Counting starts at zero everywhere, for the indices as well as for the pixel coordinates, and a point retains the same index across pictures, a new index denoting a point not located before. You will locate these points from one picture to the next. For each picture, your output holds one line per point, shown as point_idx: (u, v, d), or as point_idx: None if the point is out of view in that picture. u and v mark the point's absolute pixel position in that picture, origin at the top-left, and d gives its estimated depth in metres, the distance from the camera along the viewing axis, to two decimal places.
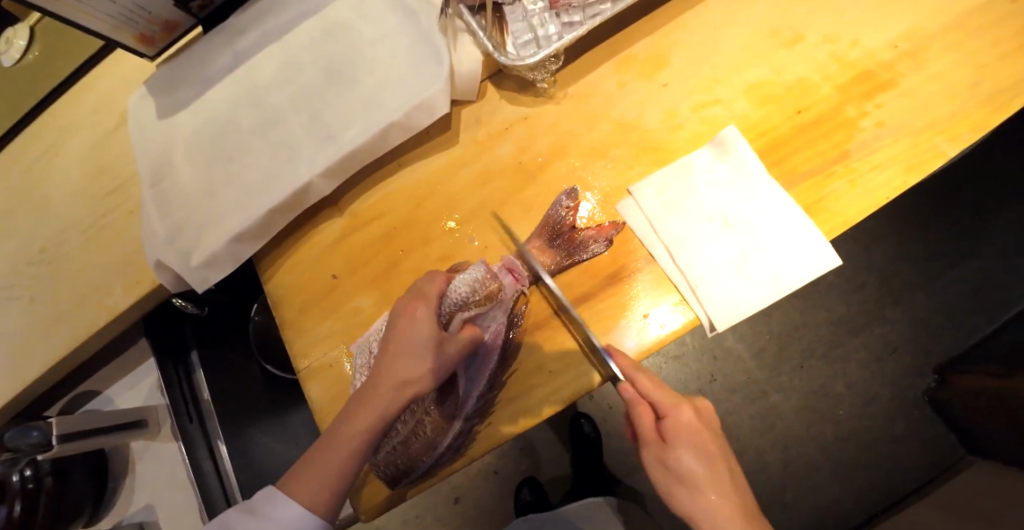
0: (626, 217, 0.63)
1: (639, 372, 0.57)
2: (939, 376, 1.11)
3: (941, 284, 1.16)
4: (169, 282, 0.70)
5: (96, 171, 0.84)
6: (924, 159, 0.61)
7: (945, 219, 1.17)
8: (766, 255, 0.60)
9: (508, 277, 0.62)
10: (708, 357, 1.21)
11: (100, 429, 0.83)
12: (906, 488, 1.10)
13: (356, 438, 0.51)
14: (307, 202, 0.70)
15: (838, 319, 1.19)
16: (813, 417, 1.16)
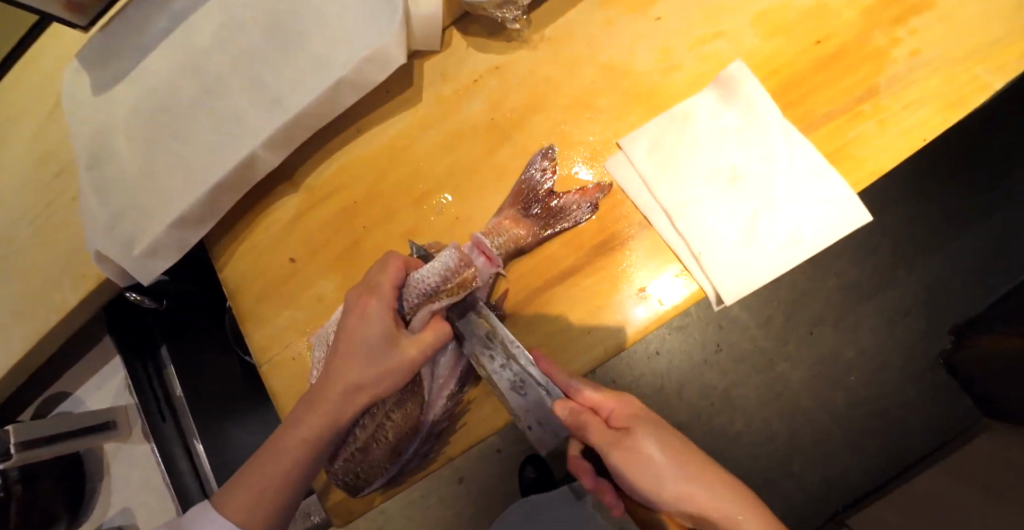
0: (615, 177, 0.55)
1: (572, 383, 0.51)
2: (956, 338, 1.05)
3: (959, 242, 1.09)
4: (113, 275, 0.64)
5: (37, 157, 0.76)
6: (966, 94, 0.51)
7: (964, 173, 1.10)
8: (779, 214, 0.51)
9: (479, 259, 0.54)
10: (712, 326, 1.16)
11: (66, 433, 0.76)
12: (914, 458, 1.06)
13: (300, 444, 0.50)
14: (254, 176, 0.62)
15: (849, 283, 1.13)
16: (822, 385, 1.11)
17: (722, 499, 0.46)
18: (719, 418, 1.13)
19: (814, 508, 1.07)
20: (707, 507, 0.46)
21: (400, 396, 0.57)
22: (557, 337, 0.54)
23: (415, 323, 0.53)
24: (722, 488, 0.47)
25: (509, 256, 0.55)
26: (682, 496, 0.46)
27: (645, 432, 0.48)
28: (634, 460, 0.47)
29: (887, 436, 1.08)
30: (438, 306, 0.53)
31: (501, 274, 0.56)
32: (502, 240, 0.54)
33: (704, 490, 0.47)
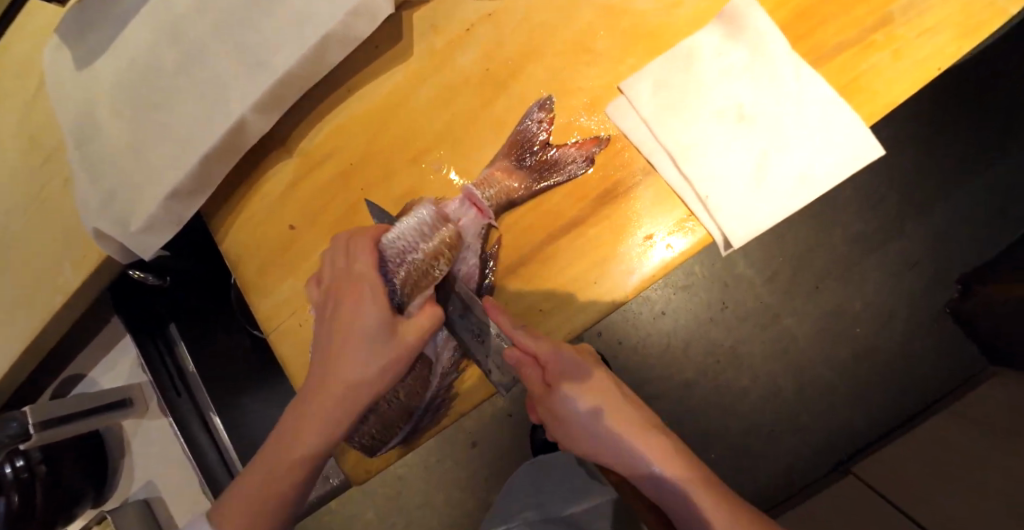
0: (617, 122, 0.53)
1: (516, 331, 0.51)
2: (962, 287, 1.08)
3: (964, 190, 1.10)
4: (115, 253, 0.63)
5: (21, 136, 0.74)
6: (983, 20, 0.48)
7: (973, 119, 1.09)
8: (790, 152, 0.49)
9: (470, 211, 0.54)
10: (718, 284, 1.17)
11: (83, 413, 0.77)
12: (916, 408, 1.10)
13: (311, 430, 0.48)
14: (246, 143, 0.60)
15: (855, 236, 1.14)
16: (828, 338, 1.14)
17: (640, 448, 0.56)
18: (725, 374, 1.17)
19: (815, 461, 1.12)
20: (626, 455, 0.56)
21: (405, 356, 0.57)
22: (561, 290, 0.53)
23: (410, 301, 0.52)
24: (644, 439, 0.57)
25: (500, 210, 0.55)
26: (602, 443, 0.58)
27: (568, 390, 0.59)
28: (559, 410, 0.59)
29: (891, 385, 1.11)
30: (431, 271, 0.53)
31: (494, 226, 0.55)
32: (496, 192, 0.54)
33: (625, 439, 0.57)
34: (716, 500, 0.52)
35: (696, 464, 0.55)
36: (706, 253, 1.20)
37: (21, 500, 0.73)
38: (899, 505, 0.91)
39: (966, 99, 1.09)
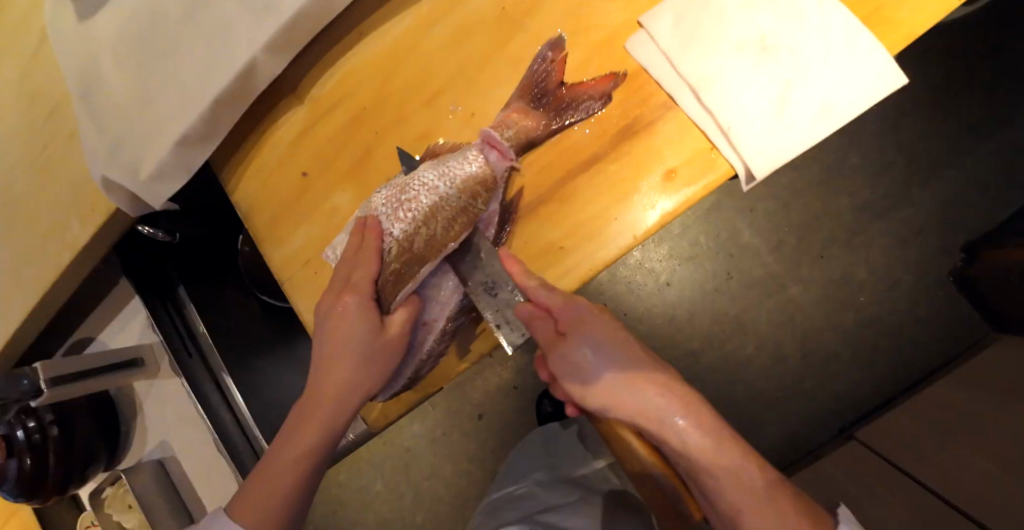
0: (638, 57, 0.52)
1: (528, 282, 0.51)
2: (966, 254, 1.08)
3: (971, 156, 1.09)
4: (125, 205, 0.62)
5: (22, 93, 0.71)
6: None
7: (980, 82, 1.08)
8: (813, 82, 0.49)
9: (491, 154, 0.53)
10: (722, 254, 1.18)
11: (94, 371, 0.77)
12: (919, 375, 1.11)
13: (335, 373, 0.50)
14: (256, 88, 0.59)
15: (860, 204, 1.14)
16: (833, 306, 1.15)
17: (662, 405, 0.49)
18: (730, 343, 1.18)
19: (818, 429, 1.14)
20: (646, 413, 0.49)
21: (398, 295, 0.53)
22: (581, 225, 0.53)
23: (417, 246, 0.52)
24: (667, 393, 0.49)
25: (518, 151, 0.53)
26: (620, 400, 0.49)
27: (580, 337, 0.51)
28: (569, 359, 0.51)
29: (895, 352, 1.12)
30: (451, 214, 0.52)
31: (516, 169, 0.54)
32: (513, 132, 0.52)
33: (645, 395, 0.49)
34: (739, 459, 0.48)
35: (720, 422, 0.49)
36: (711, 223, 1.20)
37: (35, 463, 0.73)
38: (902, 465, 0.92)
39: (972, 62, 1.08)
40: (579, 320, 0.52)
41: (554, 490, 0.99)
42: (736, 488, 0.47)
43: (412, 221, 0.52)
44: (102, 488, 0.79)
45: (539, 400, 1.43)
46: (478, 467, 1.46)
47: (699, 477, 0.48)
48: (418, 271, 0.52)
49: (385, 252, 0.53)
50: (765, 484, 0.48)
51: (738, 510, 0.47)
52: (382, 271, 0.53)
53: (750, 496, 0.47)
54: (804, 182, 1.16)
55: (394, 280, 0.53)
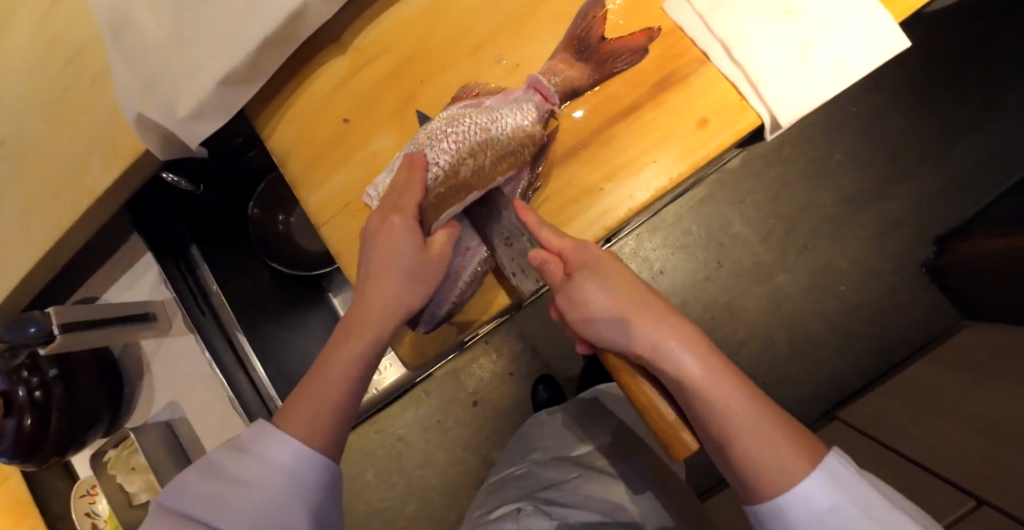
0: (673, 16, 0.57)
1: (541, 230, 0.53)
2: (938, 246, 1.15)
3: (946, 156, 1.16)
4: (153, 147, 0.60)
5: (37, 34, 0.69)
6: None
7: (956, 86, 1.16)
8: (831, 41, 0.54)
9: (534, 95, 0.57)
10: (713, 245, 1.24)
11: (105, 324, 0.74)
12: (896, 360, 1.18)
13: (385, 300, 0.53)
14: (303, 32, 0.60)
15: (843, 198, 1.21)
16: (818, 294, 1.21)
17: (660, 338, 0.45)
18: (721, 329, 1.23)
19: (803, 411, 1.19)
20: (644, 346, 0.45)
21: (441, 216, 0.56)
22: (620, 168, 0.57)
23: (463, 175, 0.55)
24: (663, 325, 0.46)
25: (564, 98, 0.57)
26: (615, 331, 0.47)
27: (586, 276, 0.50)
28: (574, 297, 0.50)
29: (874, 338, 1.19)
30: (495, 147, 0.55)
31: (557, 113, 0.58)
32: (561, 81, 0.56)
33: (641, 328, 0.46)
34: (739, 396, 0.43)
35: (721, 357, 0.44)
36: (705, 214, 1.25)
37: (37, 423, 0.70)
38: (879, 437, 0.99)
39: (949, 68, 1.16)
40: (589, 263, 0.51)
41: (554, 468, 0.99)
42: (733, 423, 0.42)
43: (456, 153, 0.55)
44: (104, 450, 0.77)
45: (533, 387, 1.44)
46: (473, 455, 1.47)
47: (692, 413, 0.44)
48: (463, 195, 0.55)
49: (431, 182, 0.56)
50: (764, 420, 0.43)
51: (731, 442, 0.43)
52: (428, 195, 0.56)
53: (743, 429, 0.42)
54: (792, 176, 1.22)
55: (436, 203, 0.56)
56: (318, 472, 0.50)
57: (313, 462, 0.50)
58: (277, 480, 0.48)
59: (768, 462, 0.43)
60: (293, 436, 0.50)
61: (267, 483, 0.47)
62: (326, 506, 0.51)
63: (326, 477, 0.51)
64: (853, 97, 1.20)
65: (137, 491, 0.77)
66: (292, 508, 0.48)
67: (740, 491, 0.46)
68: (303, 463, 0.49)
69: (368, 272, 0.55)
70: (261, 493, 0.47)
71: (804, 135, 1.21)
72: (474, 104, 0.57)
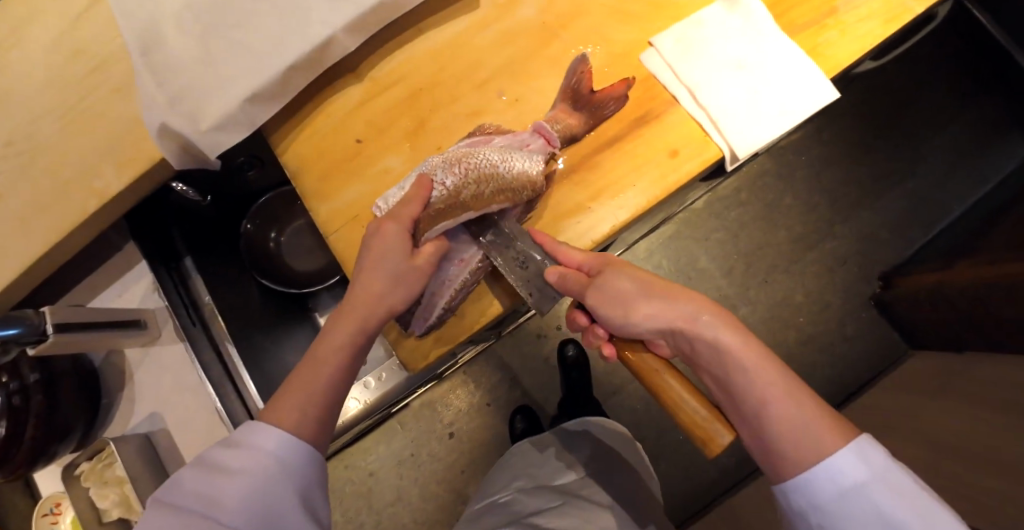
0: (647, 65, 0.67)
1: (558, 246, 0.61)
2: (883, 282, 1.28)
3: (883, 201, 1.31)
4: (173, 156, 0.67)
5: (62, 53, 0.74)
6: (898, 13, 0.66)
7: (887, 140, 1.32)
8: (776, 92, 0.64)
9: (538, 139, 0.65)
10: (681, 277, 1.34)
11: (95, 326, 0.74)
12: (854, 386, 1.27)
13: (383, 297, 0.58)
14: (326, 61, 0.68)
15: (796, 237, 1.33)
16: (779, 325, 1.31)
17: (695, 313, 0.52)
18: None
19: None
20: (684, 323, 0.52)
21: (434, 229, 0.60)
22: (606, 190, 0.65)
23: (465, 197, 0.60)
24: (693, 301, 0.54)
25: (566, 143, 0.66)
26: (657, 314, 0.53)
27: (610, 273, 0.57)
28: (606, 291, 0.56)
29: (832, 366, 1.29)
30: (499, 180, 0.61)
31: (555, 155, 0.66)
32: (561, 127, 0.65)
33: (678, 308, 0.53)
34: (769, 359, 0.50)
35: (746, 328, 0.52)
36: (672, 249, 1.36)
37: (10, 430, 0.69)
38: None
39: (878, 124, 1.32)
40: (610, 266, 0.58)
41: (540, 495, 1.00)
42: (767, 381, 0.49)
43: (464, 179, 0.61)
44: (78, 462, 0.76)
45: (510, 418, 1.45)
46: (447, 489, 1.45)
47: (731, 377, 0.50)
48: (457, 214, 0.60)
49: (435, 199, 0.61)
50: (792, 380, 0.50)
51: (769, 402, 0.49)
52: (427, 208, 0.60)
53: (778, 391, 0.48)
54: (751, 217, 1.35)
55: (436, 216, 0.60)
56: (304, 460, 0.52)
57: (299, 450, 0.52)
58: (264, 467, 0.50)
59: (805, 424, 0.48)
60: (278, 428, 0.52)
61: (259, 470, 0.49)
62: (313, 496, 0.53)
63: (312, 465, 0.53)
64: (802, 148, 1.35)
65: (108, 507, 0.76)
66: (284, 494, 0.50)
67: (773, 472, 0.50)
68: (289, 451, 0.51)
69: (368, 270, 0.58)
70: (248, 480, 0.49)
71: (758, 180, 1.35)
72: (487, 141, 0.65)
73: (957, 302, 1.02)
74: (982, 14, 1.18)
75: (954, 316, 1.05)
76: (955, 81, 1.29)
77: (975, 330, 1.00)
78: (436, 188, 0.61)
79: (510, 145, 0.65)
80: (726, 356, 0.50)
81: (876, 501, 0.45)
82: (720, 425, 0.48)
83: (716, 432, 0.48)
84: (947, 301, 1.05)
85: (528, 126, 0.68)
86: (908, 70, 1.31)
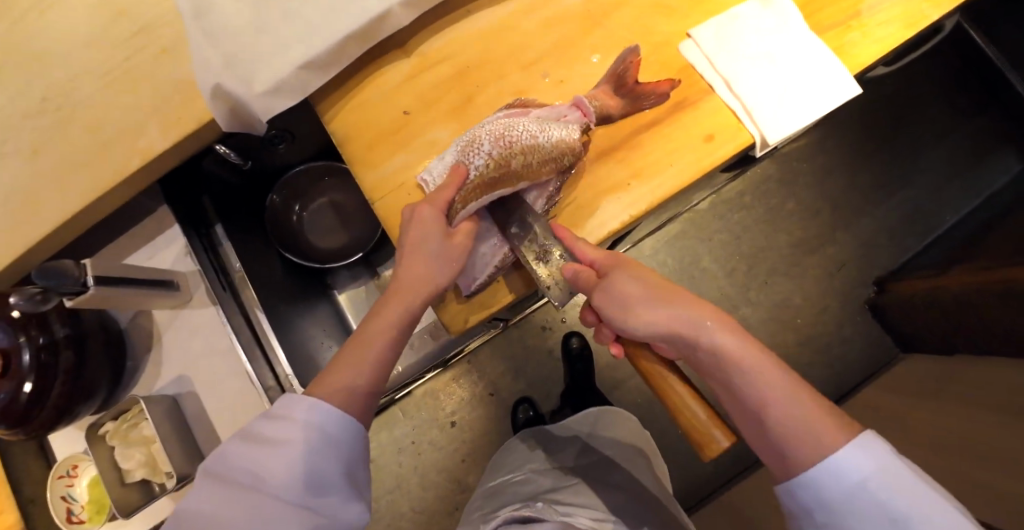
0: (685, 56, 0.71)
1: (577, 242, 0.62)
2: (877, 286, 1.33)
3: (880, 210, 1.37)
4: (221, 116, 0.68)
5: (107, 14, 0.75)
6: (916, 20, 0.71)
7: (884, 152, 1.38)
8: (805, 85, 0.68)
9: (576, 112, 0.68)
10: (685, 276, 1.38)
11: (132, 282, 0.73)
12: (848, 387, 1.33)
13: (436, 262, 0.60)
14: (378, 35, 0.70)
15: (796, 241, 1.39)
16: (779, 326, 1.36)
17: (698, 317, 0.52)
18: None
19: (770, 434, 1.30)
20: (685, 327, 0.52)
21: (471, 201, 0.62)
22: (645, 169, 0.68)
23: (507, 163, 0.63)
24: (698, 307, 0.53)
25: (608, 127, 0.69)
26: (657, 317, 0.53)
27: (620, 274, 0.57)
28: (612, 292, 0.56)
29: (828, 367, 1.34)
30: (540, 147, 0.63)
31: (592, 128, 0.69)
32: (605, 110, 0.68)
33: (682, 310, 0.53)
34: (765, 362, 0.50)
35: (748, 332, 0.52)
36: (678, 247, 1.40)
37: (39, 385, 0.68)
38: None
39: (876, 137, 1.39)
40: (619, 267, 0.58)
41: (549, 475, 1.05)
42: (765, 386, 0.49)
43: (506, 146, 0.63)
44: (102, 422, 0.75)
45: (514, 408, 1.45)
46: (448, 479, 1.46)
47: (732, 382, 0.51)
48: (504, 179, 0.63)
49: (477, 167, 0.63)
50: (792, 384, 0.49)
51: (768, 408, 0.49)
52: (470, 181, 0.62)
53: (778, 392, 0.49)
54: (753, 219, 1.40)
55: (482, 184, 0.62)
56: (348, 433, 0.53)
57: (342, 421, 0.53)
58: (310, 440, 0.51)
59: (804, 427, 0.48)
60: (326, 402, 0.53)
61: (301, 443, 0.50)
62: (355, 464, 0.54)
63: (353, 437, 0.54)
64: (804, 156, 1.40)
65: (131, 468, 0.77)
66: (325, 464, 0.51)
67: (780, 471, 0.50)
68: (334, 424, 0.52)
69: (419, 239, 0.60)
70: (291, 451, 0.50)
71: (761, 184, 1.40)
72: (525, 114, 0.68)
73: (951, 307, 1.07)
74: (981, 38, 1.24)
75: (948, 321, 1.09)
76: (947, 99, 1.37)
77: (967, 337, 1.05)
78: (478, 159, 0.63)
79: (548, 117, 0.67)
80: (726, 362, 0.50)
81: (887, 499, 0.45)
82: (720, 433, 0.47)
83: (713, 439, 0.48)
84: (942, 307, 1.09)
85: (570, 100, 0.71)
86: (904, 86, 1.39)
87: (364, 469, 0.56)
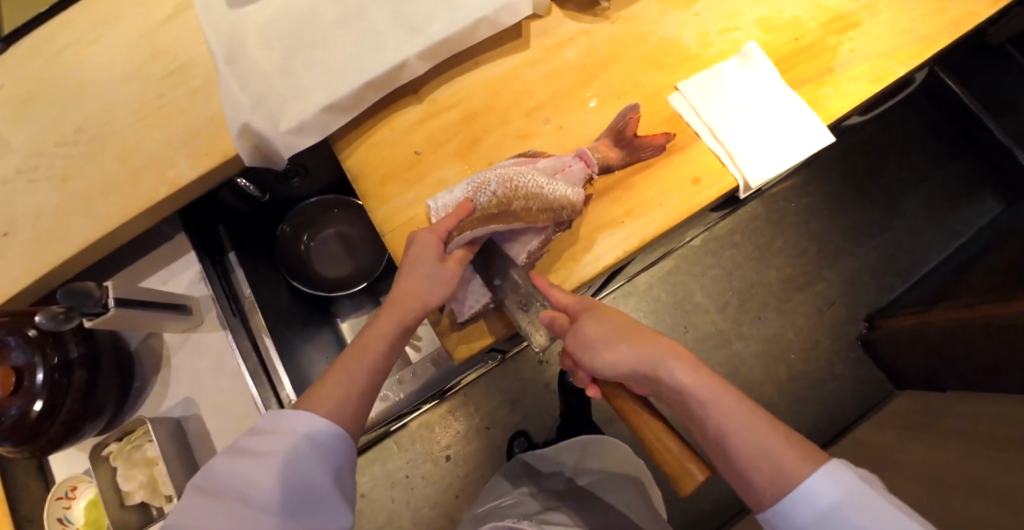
0: (675, 107, 0.78)
1: (552, 289, 0.67)
2: (868, 323, 1.37)
3: (865, 249, 1.43)
4: (246, 151, 0.73)
5: (144, 56, 0.81)
6: (883, 76, 0.78)
7: (867, 194, 1.46)
8: (782, 134, 0.75)
9: (578, 163, 0.73)
10: (679, 310, 1.43)
11: (147, 303, 0.75)
12: (843, 423, 1.34)
13: (442, 291, 0.64)
14: (395, 82, 0.76)
15: (787, 277, 1.44)
16: (771, 361, 1.39)
17: (657, 354, 0.56)
18: None
19: None
20: (644, 365, 0.56)
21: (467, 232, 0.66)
22: (637, 208, 0.74)
23: (508, 204, 0.67)
24: (657, 346, 0.57)
25: (601, 172, 0.74)
26: (617, 358, 0.57)
27: (584, 319, 0.62)
28: (581, 334, 0.60)
29: (822, 402, 1.36)
30: (544, 199, 0.68)
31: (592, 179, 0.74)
32: (599, 156, 0.73)
33: (640, 349, 0.57)
34: (722, 396, 0.52)
35: (705, 366, 0.55)
36: (672, 283, 1.45)
37: (49, 403, 0.70)
38: None
39: (859, 180, 1.47)
40: (586, 310, 0.63)
41: (541, 499, 1.08)
42: (726, 419, 0.51)
43: (512, 192, 0.67)
44: (106, 442, 0.77)
45: (510, 441, 1.47)
46: (440, 514, 1.44)
47: (695, 415, 0.53)
48: (503, 217, 0.67)
49: (482, 206, 0.67)
50: (753, 413, 0.51)
51: (729, 437, 0.51)
52: (472, 214, 0.67)
53: (736, 419, 0.51)
54: (743, 256, 1.45)
55: (482, 219, 0.67)
56: (336, 442, 0.56)
57: (331, 431, 0.56)
58: (299, 446, 0.54)
59: (770, 457, 0.49)
60: (316, 412, 0.56)
61: (290, 448, 0.53)
62: (342, 471, 0.57)
63: (341, 447, 0.56)
64: (790, 197, 1.48)
65: (131, 489, 0.77)
66: (313, 470, 0.54)
67: (754, 503, 0.51)
68: (322, 432, 0.55)
69: (416, 263, 0.63)
70: (283, 459, 0.53)
71: (749, 224, 1.47)
72: (535, 162, 0.73)
73: (935, 340, 1.11)
74: (955, 84, 1.34)
75: (936, 355, 1.12)
76: (923, 147, 1.46)
77: (955, 371, 1.08)
78: (485, 200, 0.68)
79: (552, 167, 0.72)
80: (685, 396, 0.54)
81: (851, 519, 0.46)
82: (694, 467, 0.50)
83: (688, 472, 0.50)
84: (926, 339, 1.13)
85: (572, 150, 0.77)
86: (883, 134, 1.48)
87: (351, 476, 0.58)
